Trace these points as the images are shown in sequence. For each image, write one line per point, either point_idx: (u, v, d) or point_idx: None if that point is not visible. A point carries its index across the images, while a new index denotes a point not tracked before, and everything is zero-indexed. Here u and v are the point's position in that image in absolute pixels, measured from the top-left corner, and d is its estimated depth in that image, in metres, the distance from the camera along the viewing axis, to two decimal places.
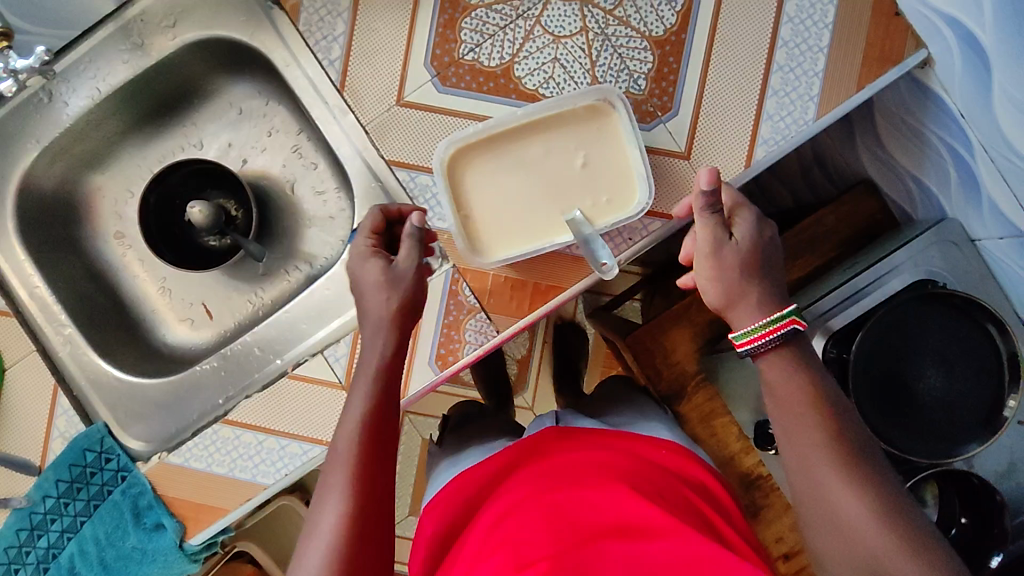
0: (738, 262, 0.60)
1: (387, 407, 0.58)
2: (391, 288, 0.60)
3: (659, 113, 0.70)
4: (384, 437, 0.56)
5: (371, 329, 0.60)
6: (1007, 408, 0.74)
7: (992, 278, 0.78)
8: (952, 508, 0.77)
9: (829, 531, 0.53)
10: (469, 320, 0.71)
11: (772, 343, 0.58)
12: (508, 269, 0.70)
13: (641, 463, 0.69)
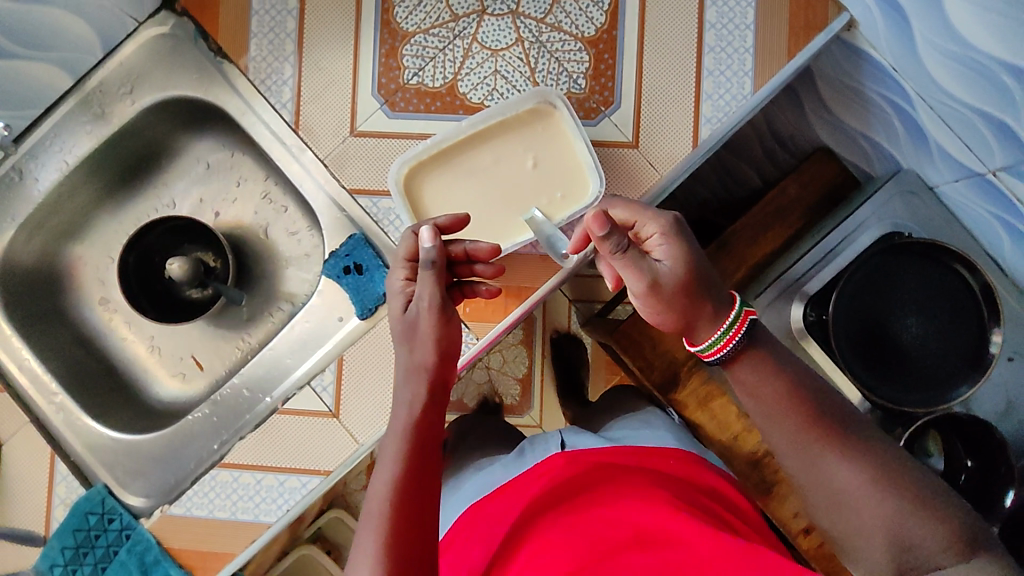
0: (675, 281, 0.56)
1: (423, 458, 0.54)
2: (413, 339, 0.57)
3: (603, 108, 0.72)
4: (419, 494, 0.53)
5: (402, 379, 0.57)
6: (994, 342, 0.74)
7: (956, 221, 0.79)
8: (956, 452, 0.75)
9: (828, 510, 0.54)
10: None
11: (738, 347, 0.56)
12: None
13: (662, 477, 0.67)
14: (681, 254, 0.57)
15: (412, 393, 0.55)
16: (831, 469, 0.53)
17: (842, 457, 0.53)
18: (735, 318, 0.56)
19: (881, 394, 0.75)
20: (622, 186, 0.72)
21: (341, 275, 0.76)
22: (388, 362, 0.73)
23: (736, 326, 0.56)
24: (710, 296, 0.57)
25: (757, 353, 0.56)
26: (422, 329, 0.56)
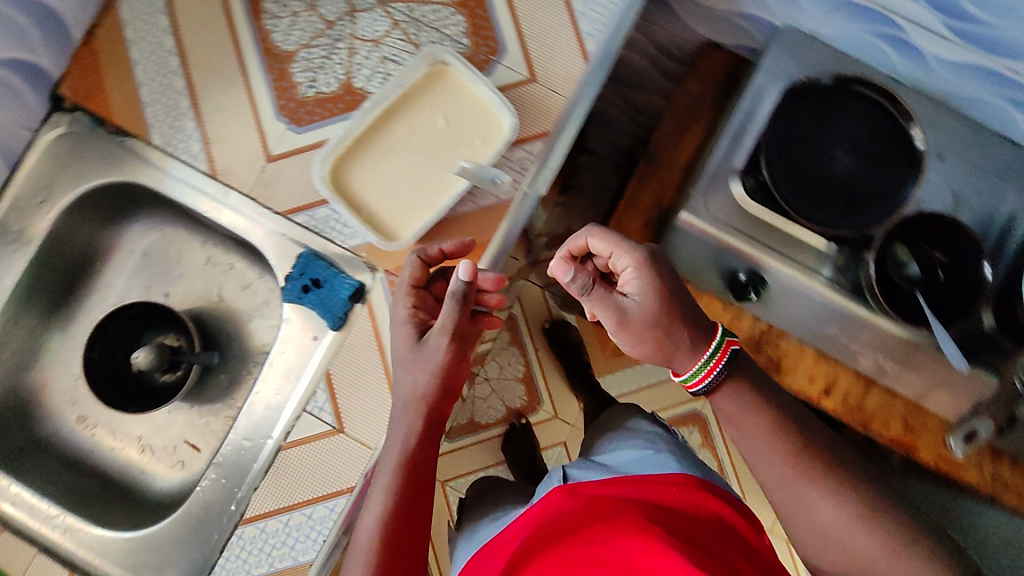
0: (646, 314, 0.63)
1: (414, 494, 0.59)
2: (412, 370, 0.63)
3: (492, 57, 0.76)
4: (408, 529, 0.58)
5: (400, 407, 0.64)
6: (918, 140, 0.80)
7: (843, 54, 0.85)
8: (925, 250, 0.79)
9: (809, 529, 0.60)
10: None
11: (718, 377, 0.64)
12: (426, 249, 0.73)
13: (655, 511, 0.61)
14: (656, 292, 0.63)
15: (406, 430, 0.62)
16: (806, 488, 0.60)
17: (828, 489, 0.60)
18: (720, 347, 0.64)
19: (833, 225, 0.80)
20: (534, 118, 0.75)
21: (303, 295, 0.75)
22: (373, 360, 0.71)
23: (716, 355, 0.64)
24: (687, 330, 0.64)
25: (735, 381, 0.64)
26: (422, 363, 0.63)
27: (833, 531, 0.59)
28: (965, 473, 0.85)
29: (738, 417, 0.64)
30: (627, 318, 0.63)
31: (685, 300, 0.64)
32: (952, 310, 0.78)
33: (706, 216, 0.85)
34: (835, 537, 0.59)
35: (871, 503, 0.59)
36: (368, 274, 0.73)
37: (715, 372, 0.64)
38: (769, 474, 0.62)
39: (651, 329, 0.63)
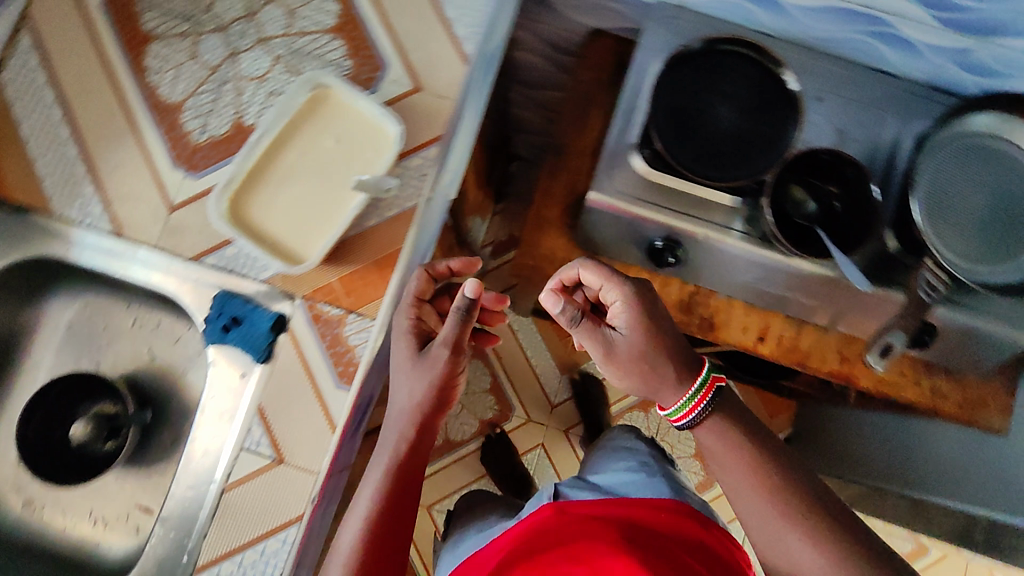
0: (630, 351, 0.81)
1: (397, 498, 0.71)
2: (407, 384, 0.72)
3: (376, 74, 0.78)
4: (390, 523, 0.70)
5: (395, 417, 0.74)
6: (793, 85, 0.85)
7: (716, 19, 0.90)
8: (821, 186, 0.84)
9: (757, 537, 0.79)
10: (345, 327, 0.74)
11: (702, 410, 0.81)
12: (338, 269, 0.75)
13: (636, 532, 0.76)
14: (634, 324, 0.80)
15: (400, 436, 0.73)
16: (766, 508, 0.77)
17: (793, 518, 0.75)
18: (700, 390, 0.81)
19: (730, 178, 0.84)
20: (426, 125, 0.78)
21: (225, 335, 0.76)
22: (301, 384, 0.73)
23: (701, 392, 0.81)
24: (668, 357, 0.80)
25: (720, 416, 0.82)
26: (417, 379, 0.71)
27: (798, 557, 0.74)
28: (905, 391, 0.95)
29: (721, 449, 0.81)
30: (613, 346, 0.82)
31: (666, 331, 0.81)
32: (853, 237, 0.82)
33: (612, 192, 0.88)
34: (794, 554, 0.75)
35: (836, 538, 0.73)
36: (286, 302, 0.75)
37: (699, 407, 0.81)
38: (748, 502, 0.79)
39: (633, 358, 0.81)
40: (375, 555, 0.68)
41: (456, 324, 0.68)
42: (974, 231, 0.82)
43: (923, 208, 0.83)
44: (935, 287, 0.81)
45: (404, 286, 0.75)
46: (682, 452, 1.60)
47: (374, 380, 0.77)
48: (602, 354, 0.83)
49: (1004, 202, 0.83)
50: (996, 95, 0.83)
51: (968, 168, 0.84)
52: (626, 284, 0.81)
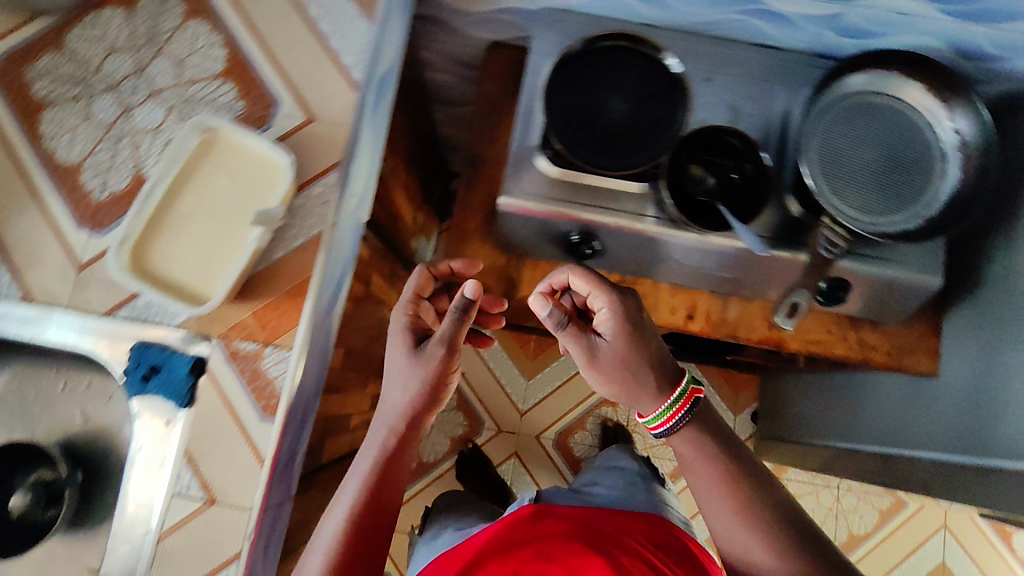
0: (612, 357, 0.84)
1: (387, 474, 0.83)
2: (403, 379, 0.86)
3: (267, 111, 0.94)
4: (374, 508, 0.81)
5: (389, 408, 0.86)
6: (676, 69, 0.88)
7: (597, 18, 0.94)
8: (720, 162, 0.88)
9: (720, 540, 0.83)
10: (264, 360, 0.92)
11: (682, 417, 0.84)
12: (259, 299, 0.92)
13: (604, 531, 0.88)
14: (617, 332, 0.83)
15: (389, 431, 0.85)
16: (732, 518, 0.81)
17: (756, 527, 0.80)
18: (680, 398, 0.84)
19: (629, 165, 0.87)
20: (318, 151, 0.95)
21: (146, 382, 0.92)
22: (222, 420, 0.90)
23: (679, 403, 0.84)
24: (648, 364, 0.83)
25: (694, 427, 0.84)
26: (409, 373, 0.85)
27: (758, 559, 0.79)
28: (834, 347, 0.99)
29: (693, 458, 0.85)
30: (597, 351, 0.84)
31: (647, 338, 0.84)
32: (750, 204, 0.86)
33: (523, 193, 0.90)
34: (750, 557, 0.80)
35: (793, 548, 0.78)
36: (206, 342, 0.91)
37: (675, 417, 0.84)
38: (717, 504, 0.82)
39: (613, 363, 0.83)
40: (360, 534, 0.79)
41: (456, 321, 0.84)
42: (870, 188, 0.87)
43: (823, 172, 0.86)
44: (835, 245, 0.84)
45: (320, 315, 0.79)
46: (653, 439, 1.63)
47: (298, 437, 0.78)
48: (584, 357, 0.85)
49: (889, 155, 0.88)
50: (884, 53, 0.87)
51: (855, 128, 0.88)
52: (614, 292, 0.85)
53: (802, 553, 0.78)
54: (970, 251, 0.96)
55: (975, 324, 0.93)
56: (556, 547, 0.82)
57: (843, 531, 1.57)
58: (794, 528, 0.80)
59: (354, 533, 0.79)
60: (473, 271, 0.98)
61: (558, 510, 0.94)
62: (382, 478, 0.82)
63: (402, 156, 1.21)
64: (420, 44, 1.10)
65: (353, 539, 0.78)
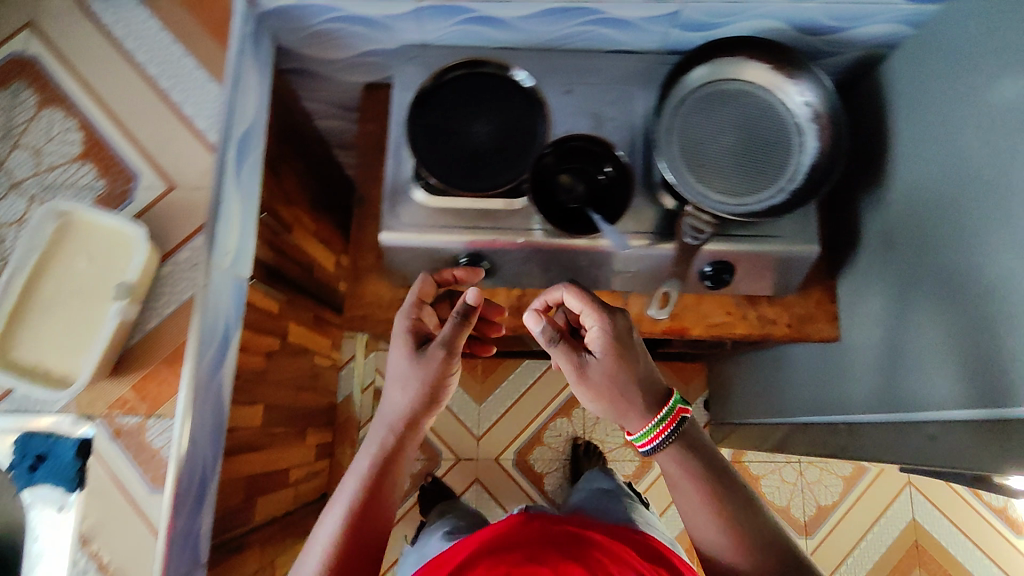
0: (603, 373, 0.80)
1: (382, 479, 0.82)
2: (403, 384, 0.85)
3: (128, 186, 0.84)
4: (374, 505, 0.80)
5: (388, 411, 0.85)
6: (530, 85, 0.90)
7: (455, 47, 0.97)
8: (588, 169, 0.89)
9: (697, 539, 0.82)
10: (147, 427, 0.82)
11: (665, 436, 0.79)
12: (129, 372, 0.82)
13: (586, 541, 0.93)
14: (607, 350, 0.80)
15: (388, 430, 0.84)
16: (711, 527, 0.79)
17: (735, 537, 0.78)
18: (670, 412, 0.79)
19: (503, 182, 0.88)
20: (180, 222, 0.83)
21: (32, 473, 0.83)
22: (121, 498, 0.81)
23: (665, 420, 0.80)
24: (632, 384, 0.80)
25: (678, 446, 0.81)
26: (407, 373, 0.84)
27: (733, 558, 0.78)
28: (734, 328, 1.01)
29: (679, 474, 0.82)
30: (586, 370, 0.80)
31: (633, 358, 0.80)
32: (622, 201, 0.88)
33: (404, 227, 0.91)
34: (721, 560, 0.79)
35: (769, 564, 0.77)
36: (88, 422, 0.81)
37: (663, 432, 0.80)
38: (694, 510, 0.81)
39: (601, 383, 0.80)
40: (358, 534, 0.78)
41: (456, 326, 0.83)
42: (734, 169, 0.89)
43: (685, 164, 0.89)
44: (701, 231, 0.86)
45: (199, 390, 0.79)
46: (611, 443, 1.64)
47: (195, 514, 0.79)
48: (571, 368, 0.82)
49: (748, 132, 0.90)
50: (725, 42, 0.90)
51: (709, 115, 0.91)
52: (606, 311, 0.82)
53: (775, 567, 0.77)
54: (849, 217, 0.99)
55: (862, 286, 0.96)
56: (538, 557, 0.87)
57: (810, 504, 1.59)
58: (774, 546, 0.78)
59: (355, 526, 0.78)
60: (474, 280, 0.95)
61: (544, 521, 0.98)
62: (381, 475, 0.82)
63: (306, 204, 1.22)
64: (302, 95, 1.12)
65: (353, 535, 0.77)
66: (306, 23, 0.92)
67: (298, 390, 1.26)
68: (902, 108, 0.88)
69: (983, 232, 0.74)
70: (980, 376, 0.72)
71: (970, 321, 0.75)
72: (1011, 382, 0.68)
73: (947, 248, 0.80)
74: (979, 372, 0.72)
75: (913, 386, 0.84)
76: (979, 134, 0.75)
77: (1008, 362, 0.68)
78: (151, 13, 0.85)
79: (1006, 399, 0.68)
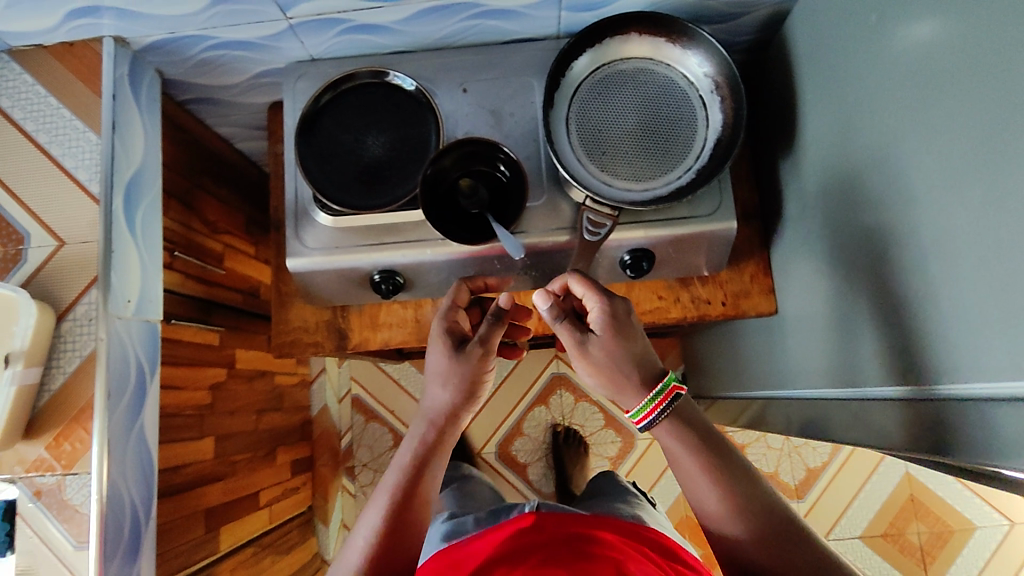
0: (602, 351, 0.73)
1: (416, 479, 0.79)
2: (439, 380, 0.83)
3: (21, 246, 0.80)
4: (411, 502, 0.78)
5: (427, 407, 0.83)
6: (420, 88, 0.88)
7: (345, 59, 0.93)
8: (488, 170, 0.86)
9: (712, 529, 0.75)
10: (67, 485, 0.77)
11: (663, 412, 0.72)
12: (44, 433, 0.77)
13: (586, 529, 0.95)
14: (608, 330, 0.72)
15: (427, 426, 0.82)
16: (711, 501, 0.73)
17: (738, 516, 0.72)
18: (662, 394, 0.72)
19: (402, 195, 0.87)
20: (77, 275, 0.79)
21: None
22: (53, 559, 0.77)
23: (658, 400, 0.72)
24: (634, 363, 0.72)
25: (689, 432, 0.74)
26: (444, 371, 0.82)
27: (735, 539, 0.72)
28: (668, 312, 0.97)
29: (690, 461, 0.74)
30: (587, 350, 0.74)
31: (637, 338, 0.73)
32: (520, 198, 0.84)
33: (308, 252, 0.89)
34: (739, 551, 0.72)
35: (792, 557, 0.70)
36: (9, 487, 0.77)
37: (659, 411, 0.73)
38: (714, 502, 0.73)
39: (602, 362, 0.73)
40: (392, 534, 0.77)
41: (494, 324, 0.82)
42: (639, 153, 0.86)
43: (587, 155, 0.86)
44: (599, 227, 0.84)
45: (114, 443, 0.78)
46: (592, 427, 1.62)
47: (128, 565, 0.79)
48: (571, 340, 0.75)
49: (651, 112, 0.87)
50: (612, 18, 0.84)
51: (608, 99, 0.87)
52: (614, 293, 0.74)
53: (794, 560, 0.70)
54: (781, 183, 0.95)
55: (798, 257, 0.92)
56: (529, 546, 0.91)
57: (799, 467, 1.56)
58: (790, 537, 0.71)
59: (395, 523, 0.77)
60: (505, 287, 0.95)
61: (556, 514, 1.01)
62: (419, 471, 0.80)
63: (238, 231, 1.21)
64: (211, 122, 1.09)
65: (390, 533, 0.76)
66: (186, 55, 0.89)
67: (258, 416, 1.27)
68: (813, 67, 0.83)
69: (897, 197, 0.69)
70: (914, 350, 0.68)
71: (897, 293, 0.71)
72: (937, 356, 0.64)
73: (869, 215, 0.75)
74: (914, 348, 0.68)
75: (854, 362, 0.80)
76: (880, 91, 0.70)
77: (936, 334, 0.64)
78: (23, 67, 0.83)
79: (936, 375, 0.64)
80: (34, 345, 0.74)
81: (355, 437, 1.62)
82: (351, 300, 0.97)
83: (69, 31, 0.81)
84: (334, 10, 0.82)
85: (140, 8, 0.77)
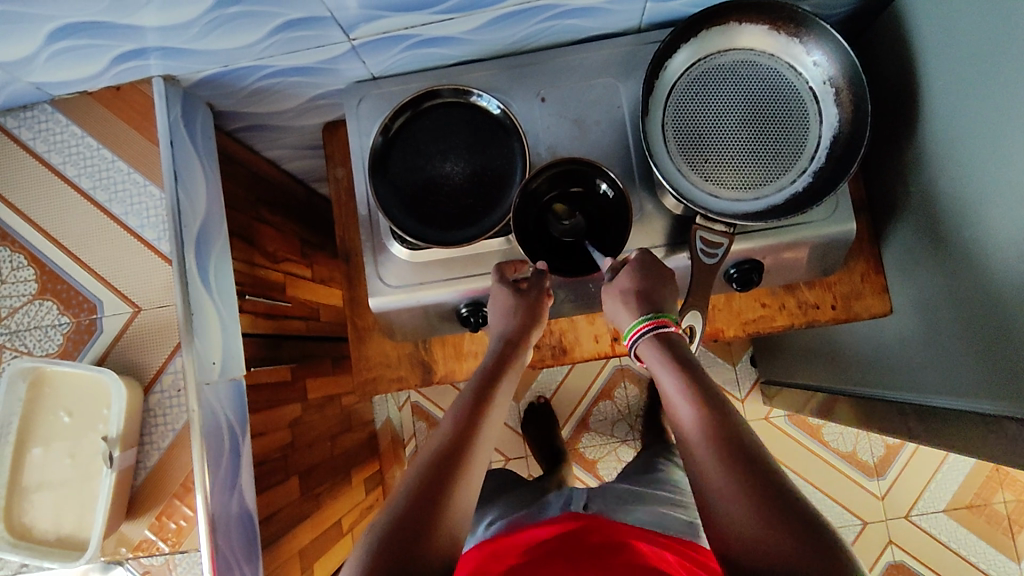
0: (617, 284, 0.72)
1: (476, 403, 0.67)
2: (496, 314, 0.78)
3: (94, 316, 0.75)
4: (471, 430, 0.63)
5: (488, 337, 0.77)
6: (497, 106, 0.81)
7: (408, 74, 0.85)
8: (584, 193, 0.79)
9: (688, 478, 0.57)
10: (177, 562, 0.75)
11: (649, 334, 0.67)
12: (146, 512, 0.74)
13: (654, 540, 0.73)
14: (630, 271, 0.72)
15: (492, 350, 0.74)
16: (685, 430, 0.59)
17: (702, 430, 0.57)
18: (652, 318, 0.68)
19: (491, 225, 0.80)
20: (159, 343, 0.75)
21: None
22: None
23: (648, 325, 0.67)
24: (647, 297, 0.70)
25: (663, 353, 0.65)
26: (505, 309, 0.76)
27: (696, 461, 0.57)
28: (773, 320, 0.94)
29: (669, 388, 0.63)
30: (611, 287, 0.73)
31: (661, 295, 0.71)
32: (620, 227, 0.77)
33: (389, 290, 0.83)
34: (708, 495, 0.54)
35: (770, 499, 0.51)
36: (119, 567, 0.76)
37: (643, 334, 0.67)
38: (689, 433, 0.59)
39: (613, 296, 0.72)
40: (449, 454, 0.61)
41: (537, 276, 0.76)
42: (746, 158, 0.78)
43: (688, 164, 0.78)
44: (715, 249, 0.76)
45: (218, 515, 0.74)
46: None
47: None
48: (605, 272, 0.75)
49: (755, 109, 0.78)
50: (713, 9, 0.75)
51: (706, 100, 0.79)
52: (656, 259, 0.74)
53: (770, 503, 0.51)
54: (893, 173, 0.86)
55: (913, 257, 0.84)
56: (577, 545, 0.72)
57: (877, 444, 1.53)
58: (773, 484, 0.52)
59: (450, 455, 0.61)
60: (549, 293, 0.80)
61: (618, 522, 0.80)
62: (451, 454, 0.60)
63: (295, 256, 1.15)
64: (261, 147, 1.02)
65: (444, 464, 0.59)
66: (237, 88, 0.81)
67: (333, 441, 1.24)
68: (929, 47, 0.74)
69: None
70: None
71: None
72: None
73: (992, 217, 0.68)
74: None
75: (971, 373, 0.74)
76: (1015, 85, 0.62)
77: None
78: (68, 117, 0.76)
79: None
80: (129, 427, 0.70)
81: (419, 444, 1.58)
82: (436, 332, 0.92)
83: (114, 74, 0.73)
84: (402, 27, 0.73)
85: (190, 46, 0.69)
